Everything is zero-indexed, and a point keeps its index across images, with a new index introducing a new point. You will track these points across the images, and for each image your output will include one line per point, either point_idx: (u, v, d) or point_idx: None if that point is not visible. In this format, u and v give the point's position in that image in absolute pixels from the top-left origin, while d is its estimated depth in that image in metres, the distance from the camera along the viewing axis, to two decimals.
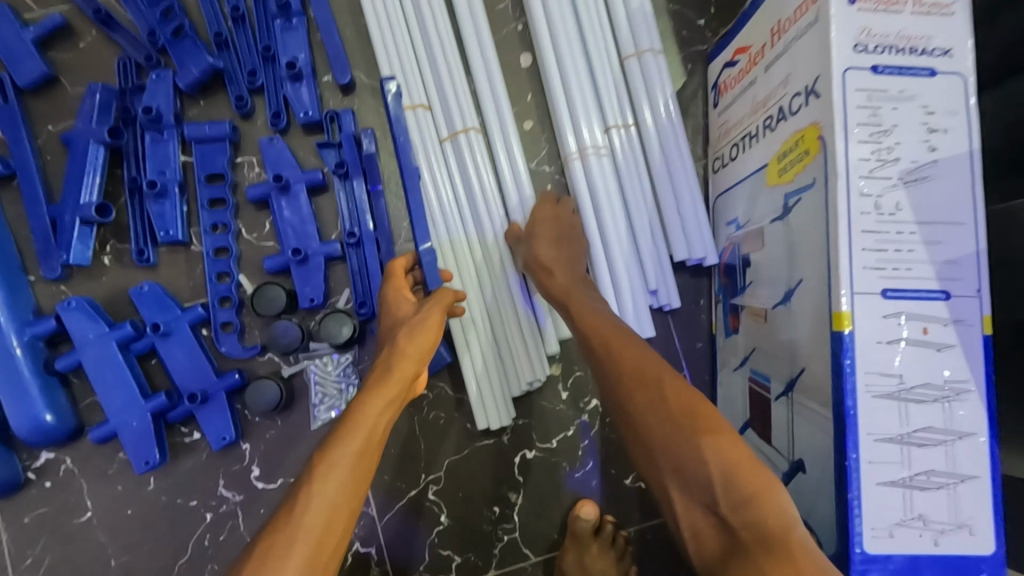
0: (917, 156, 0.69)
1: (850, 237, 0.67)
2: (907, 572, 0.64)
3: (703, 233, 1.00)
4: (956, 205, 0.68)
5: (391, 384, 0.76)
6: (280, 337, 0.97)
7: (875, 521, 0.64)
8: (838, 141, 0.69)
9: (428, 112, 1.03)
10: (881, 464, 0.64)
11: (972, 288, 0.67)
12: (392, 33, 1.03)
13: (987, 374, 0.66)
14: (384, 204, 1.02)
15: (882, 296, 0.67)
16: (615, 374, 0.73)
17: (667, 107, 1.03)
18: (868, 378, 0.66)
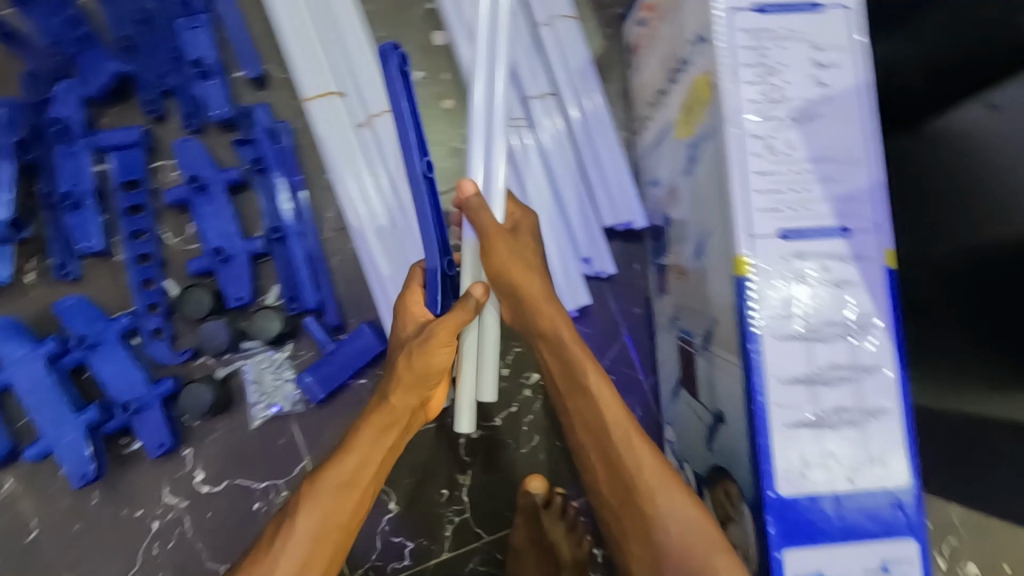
0: (808, 95, 0.67)
1: (743, 181, 0.66)
2: (824, 511, 0.63)
3: (627, 195, 1.00)
4: (848, 140, 0.67)
5: (390, 417, 0.74)
6: (211, 338, 0.97)
7: (786, 463, 0.63)
8: (725, 85, 0.67)
9: (342, 99, 1.02)
10: (789, 407, 0.64)
11: (871, 223, 0.66)
12: (298, 23, 1.01)
13: (891, 306, 0.65)
14: (305, 194, 1.02)
15: (783, 239, 0.66)
16: (629, 479, 0.71)
17: (584, 72, 1.01)
18: (772, 321, 0.65)
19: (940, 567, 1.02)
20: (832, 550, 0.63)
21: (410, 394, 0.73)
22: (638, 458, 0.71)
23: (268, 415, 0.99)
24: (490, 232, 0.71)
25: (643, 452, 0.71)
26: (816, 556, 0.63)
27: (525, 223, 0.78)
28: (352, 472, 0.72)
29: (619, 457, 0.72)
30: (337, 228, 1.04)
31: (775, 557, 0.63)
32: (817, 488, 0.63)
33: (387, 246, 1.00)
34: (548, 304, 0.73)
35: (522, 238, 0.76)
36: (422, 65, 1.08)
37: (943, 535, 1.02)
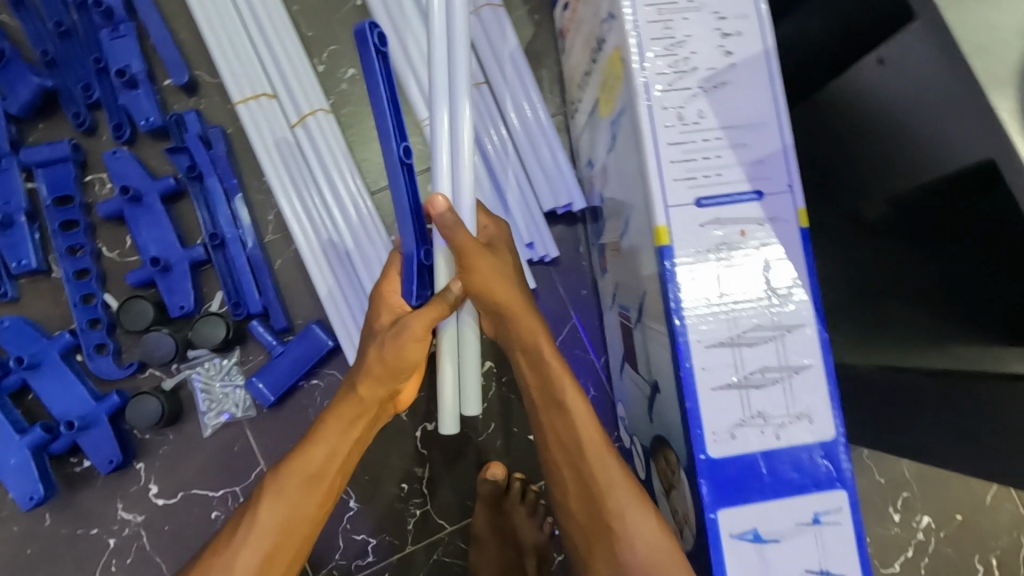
0: (715, 63, 0.68)
1: (657, 152, 0.68)
2: (754, 470, 0.65)
3: (564, 178, 1.01)
4: (757, 106, 0.68)
5: (355, 411, 0.73)
6: (155, 349, 0.95)
7: (714, 425, 0.65)
8: (633, 60, 0.68)
9: (274, 101, 1.01)
10: (714, 369, 0.65)
11: (783, 185, 0.67)
12: (223, 27, 1.01)
13: (807, 265, 0.67)
14: (242, 198, 1.01)
15: (698, 206, 0.67)
16: (596, 490, 0.70)
17: (514, 59, 1.01)
18: (693, 287, 0.66)
19: (896, 521, 1.04)
20: (764, 506, 0.64)
21: (378, 388, 0.72)
22: (608, 475, 0.70)
23: (221, 423, 0.98)
24: (470, 249, 0.68)
25: (614, 470, 0.70)
26: (749, 513, 0.64)
27: (501, 240, 0.77)
28: (319, 466, 0.72)
29: (588, 470, 0.71)
30: (279, 230, 1.04)
31: (709, 518, 0.64)
32: (747, 447, 0.65)
33: (328, 244, 0.99)
34: (529, 318, 0.72)
35: (500, 254, 0.74)
36: (354, 61, 1.07)
37: (898, 490, 1.05)
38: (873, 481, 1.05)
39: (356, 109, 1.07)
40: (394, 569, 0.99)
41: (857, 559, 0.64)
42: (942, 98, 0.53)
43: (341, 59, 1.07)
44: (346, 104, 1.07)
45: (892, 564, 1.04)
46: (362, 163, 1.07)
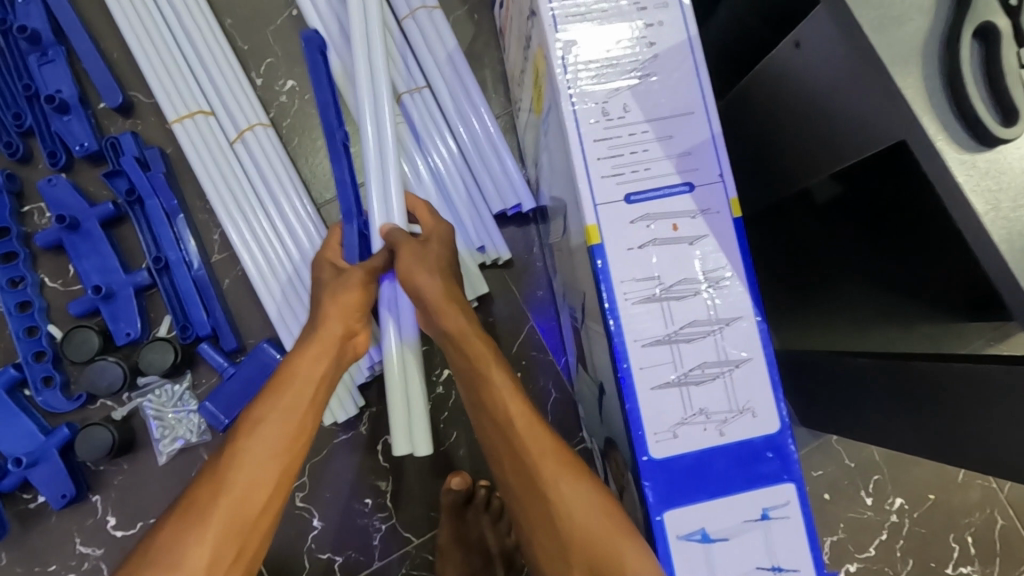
0: (638, 52, 0.67)
1: (582, 149, 0.66)
2: (698, 468, 0.63)
3: (511, 179, 0.98)
4: (683, 96, 0.67)
5: (313, 347, 0.72)
6: (103, 379, 0.94)
7: (655, 425, 0.63)
8: (554, 56, 0.67)
9: (210, 118, 0.99)
10: (653, 367, 0.64)
11: (713, 174, 0.66)
12: (153, 45, 0.98)
13: (741, 256, 0.65)
14: (185, 219, 0.98)
15: (627, 202, 0.66)
16: (534, 461, 0.68)
17: (452, 60, 0.99)
18: (625, 286, 0.64)
19: (869, 504, 1.04)
20: (711, 505, 0.63)
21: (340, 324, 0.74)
22: (542, 445, 0.68)
23: (175, 449, 0.96)
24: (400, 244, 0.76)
25: (548, 441, 0.69)
26: (697, 513, 0.63)
27: (437, 236, 0.80)
28: (290, 401, 0.68)
29: (522, 442, 0.69)
30: (225, 250, 1.02)
31: (655, 520, 0.62)
32: (689, 445, 0.63)
33: (273, 262, 0.97)
34: (451, 309, 0.74)
35: (431, 248, 0.78)
36: (292, 73, 1.05)
37: (869, 473, 1.04)
38: (843, 466, 1.04)
39: (297, 122, 1.05)
40: None
41: (806, 553, 0.63)
42: (857, 80, 0.52)
43: (278, 72, 1.05)
44: (286, 117, 1.05)
45: (868, 549, 1.03)
46: (308, 176, 1.05)
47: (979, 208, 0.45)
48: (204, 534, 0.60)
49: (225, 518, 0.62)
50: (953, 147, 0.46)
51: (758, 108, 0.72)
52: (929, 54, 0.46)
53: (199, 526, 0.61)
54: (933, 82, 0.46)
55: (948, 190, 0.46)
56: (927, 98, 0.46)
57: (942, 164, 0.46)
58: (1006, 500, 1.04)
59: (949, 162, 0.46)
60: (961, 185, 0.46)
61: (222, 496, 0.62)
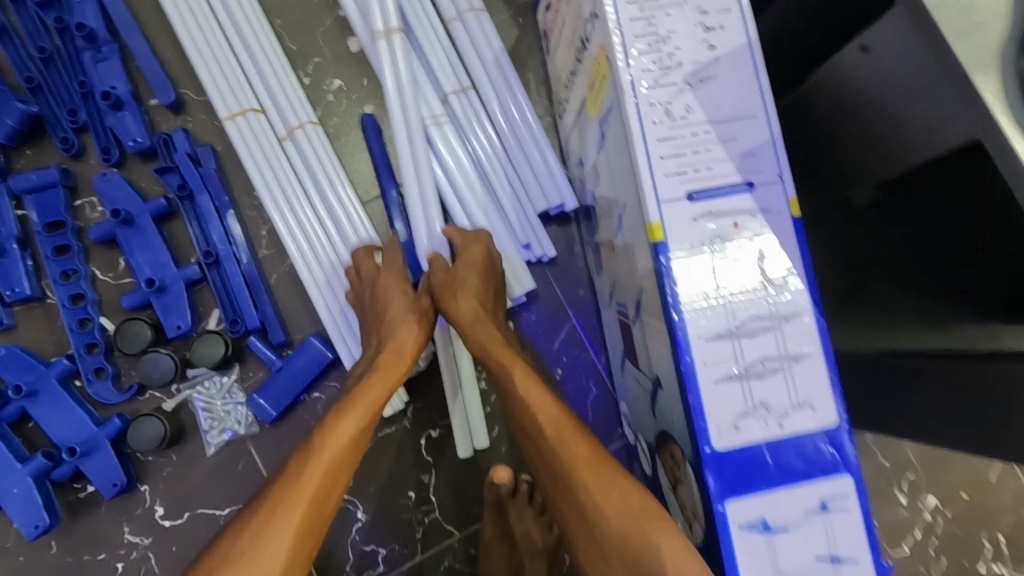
0: (700, 55, 0.69)
1: (646, 149, 0.68)
2: (759, 461, 0.65)
3: (555, 177, 1.00)
4: (743, 98, 0.68)
5: (386, 371, 0.78)
6: (154, 371, 0.95)
7: (717, 417, 0.65)
8: (618, 58, 0.69)
9: (261, 116, 1.01)
10: (715, 361, 0.65)
11: (775, 175, 0.67)
12: (207, 44, 1.00)
13: (801, 253, 0.67)
14: (234, 214, 1.00)
15: (690, 200, 0.67)
16: (568, 463, 0.70)
17: (499, 62, 1.01)
18: (689, 282, 0.66)
19: (903, 503, 1.05)
20: (770, 497, 0.64)
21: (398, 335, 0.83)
22: (576, 448, 0.70)
23: (224, 441, 0.98)
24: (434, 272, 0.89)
25: (581, 442, 0.71)
26: (756, 504, 0.64)
27: (471, 257, 0.89)
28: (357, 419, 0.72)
29: (557, 444, 0.71)
30: (272, 245, 1.04)
31: (717, 511, 0.64)
32: (750, 438, 0.65)
33: (322, 256, 0.98)
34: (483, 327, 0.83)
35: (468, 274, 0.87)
36: (339, 73, 1.07)
37: (903, 472, 1.06)
38: (877, 465, 1.06)
39: (343, 121, 1.07)
40: None
41: (863, 544, 0.64)
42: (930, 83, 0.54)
43: (326, 71, 1.07)
44: (333, 115, 1.07)
45: (901, 547, 1.04)
46: (353, 174, 1.07)
47: None
48: (275, 535, 0.62)
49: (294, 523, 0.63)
50: None
51: (830, 104, 0.72)
52: (1007, 59, 0.48)
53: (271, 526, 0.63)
54: (1009, 85, 0.48)
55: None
56: (1004, 102, 0.48)
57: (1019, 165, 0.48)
58: None
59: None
60: None
61: (295, 500, 0.65)
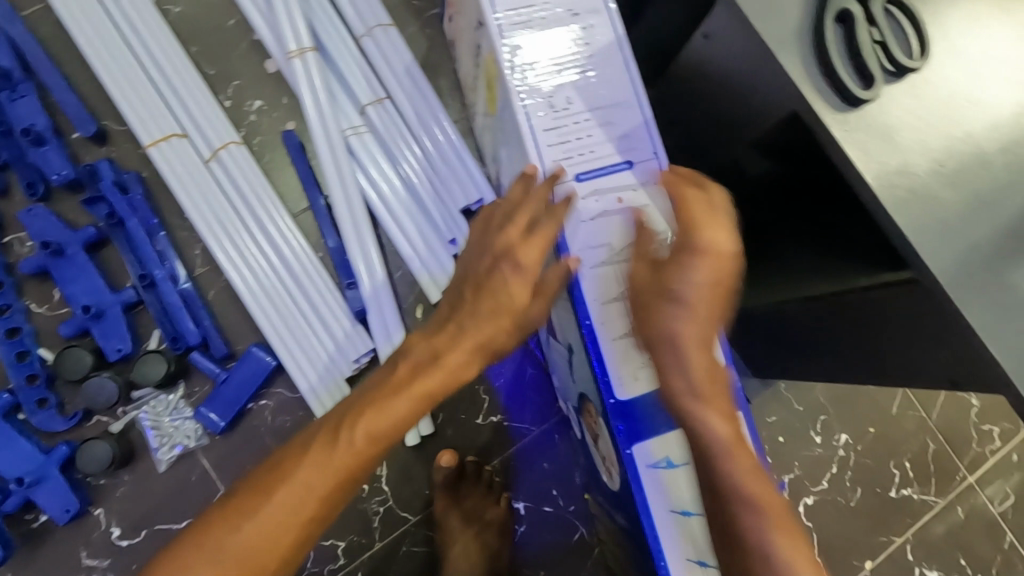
0: (573, 51, 0.77)
1: (534, 137, 0.75)
2: (661, 406, 0.72)
3: (469, 173, 1.07)
4: (618, 88, 0.77)
5: (426, 376, 0.65)
6: (98, 395, 0.97)
7: (620, 370, 0.72)
8: (502, 60, 0.76)
9: (185, 139, 1.05)
10: (615, 321, 0.73)
11: (648, 152, 0.76)
12: (124, 75, 1.03)
13: (678, 221, 0.75)
14: (165, 236, 1.03)
15: (578, 180, 0.75)
16: (689, 376, 0.67)
17: (409, 71, 1.08)
18: (585, 253, 0.74)
19: (819, 442, 1.15)
20: (670, 437, 0.72)
21: (488, 325, 0.67)
22: (703, 362, 0.68)
23: (174, 456, 1.01)
24: (484, 235, 0.74)
25: (705, 355, 0.68)
26: (659, 445, 0.72)
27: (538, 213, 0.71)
28: (378, 434, 0.62)
29: (688, 355, 0.68)
30: (207, 263, 1.07)
31: (625, 454, 0.71)
32: (650, 386, 0.73)
33: (256, 268, 1.03)
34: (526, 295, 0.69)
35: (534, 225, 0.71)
36: (259, 93, 1.12)
37: (816, 414, 1.16)
38: (793, 410, 1.16)
39: (267, 138, 1.12)
40: (367, 567, 1.03)
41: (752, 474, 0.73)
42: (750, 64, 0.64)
43: (246, 93, 1.12)
44: (257, 134, 1.12)
45: (821, 482, 1.14)
46: (282, 188, 1.11)
47: (853, 156, 0.57)
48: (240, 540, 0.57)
49: (257, 535, 0.58)
50: (830, 111, 0.58)
51: (697, 88, 0.81)
52: (804, 37, 0.58)
53: (235, 526, 0.58)
54: (808, 58, 0.58)
55: (829, 143, 0.58)
56: (806, 73, 0.58)
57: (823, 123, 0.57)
58: (935, 426, 1.18)
59: (828, 123, 0.57)
60: (839, 139, 0.57)
61: (260, 510, 0.58)
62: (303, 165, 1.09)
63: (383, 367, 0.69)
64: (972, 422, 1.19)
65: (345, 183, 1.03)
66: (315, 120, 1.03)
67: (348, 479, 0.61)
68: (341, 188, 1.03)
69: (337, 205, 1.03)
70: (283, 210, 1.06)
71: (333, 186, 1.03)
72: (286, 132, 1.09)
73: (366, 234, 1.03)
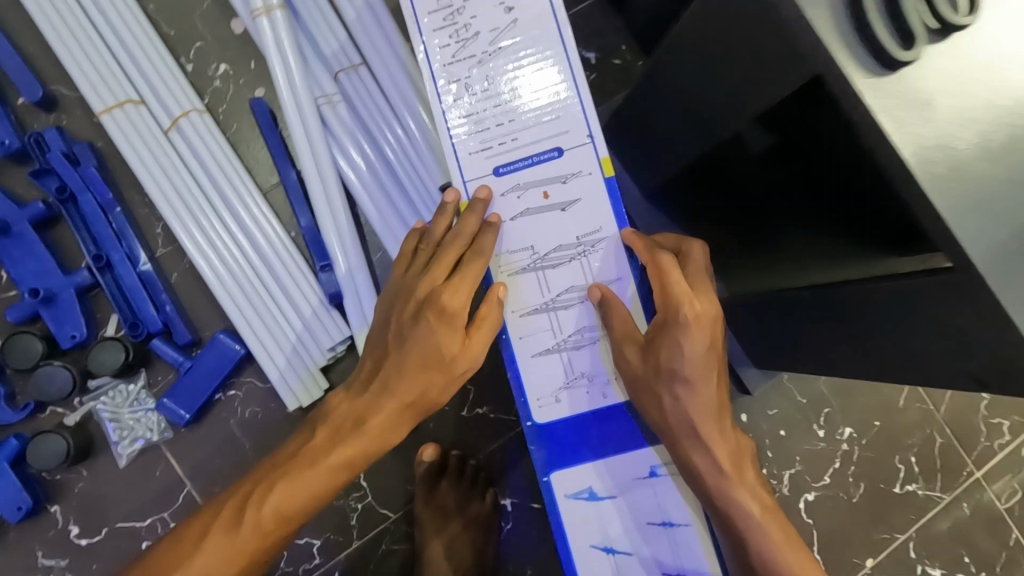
0: (500, 19, 0.67)
1: (448, 128, 0.68)
2: (588, 426, 0.67)
3: (417, 150, 0.97)
4: (549, 59, 0.67)
5: (351, 426, 0.63)
6: (50, 385, 0.90)
7: (538, 391, 0.67)
8: (414, 39, 0.68)
9: (141, 107, 0.95)
10: (531, 337, 0.67)
11: (583, 135, 0.67)
12: (72, 33, 0.93)
13: (613, 216, 0.67)
14: (123, 213, 0.95)
15: (497, 175, 0.67)
16: (691, 408, 0.61)
17: (381, 24, 0.96)
18: (501, 256, 0.67)
19: (821, 436, 1.10)
20: (614, 459, 0.66)
21: (414, 383, 0.62)
22: (707, 392, 0.61)
23: (136, 450, 0.94)
24: (405, 279, 0.67)
25: (710, 385, 0.61)
26: (583, 473, 0.66)
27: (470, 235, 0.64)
28: (302, 489, 0.61)
29: (692, 387, 0.60)
30: (170, 243, 0.99)
31: (544, 481, 0.67)
32: (571, 409, 0.67)
33: (222, 251, 0.95)
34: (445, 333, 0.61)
35: (456, 255, 0.64)
36: (224, 57, 1.02)
37: (819, 407, 1.10)
38: (795, 402, 1.10)
39: (233, 107, 1.02)
40: (345, 566, 0.98)
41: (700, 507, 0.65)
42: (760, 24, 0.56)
43: (210, 56, 1.02)
44: (222, 103, 1.02)
45: (823, 477, 1.09)
46: (250, 162, 1.03)
47: (886, 128, 0.49)
48: None
49: None
50: (862, 74, 0.50)
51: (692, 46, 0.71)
52: None
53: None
54: (838, 12, 0.50)
55: (861, 112, 0.50)
56: (834, 30, 0.50)
57: (853, 89, 0.49)
58: (943, 420, 1.12)
59: (859, 89, 0.49)
60: (871, 108, 0.49)
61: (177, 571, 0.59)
62: (271, 137, 0.98)
63: (305, 429, 0.66)
64: (982, 415, 1.14)
65: (317, 158, 0.95)
66: (283, 85, 0.94)
67: (257, 551, 0.60)
68: (313, 164, 0.96)
69: (309, 181, 0.95)
70: (251, 185, 0.97)
71: (306, 161, 0.95)
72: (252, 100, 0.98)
73: (340, 214, 0.95)
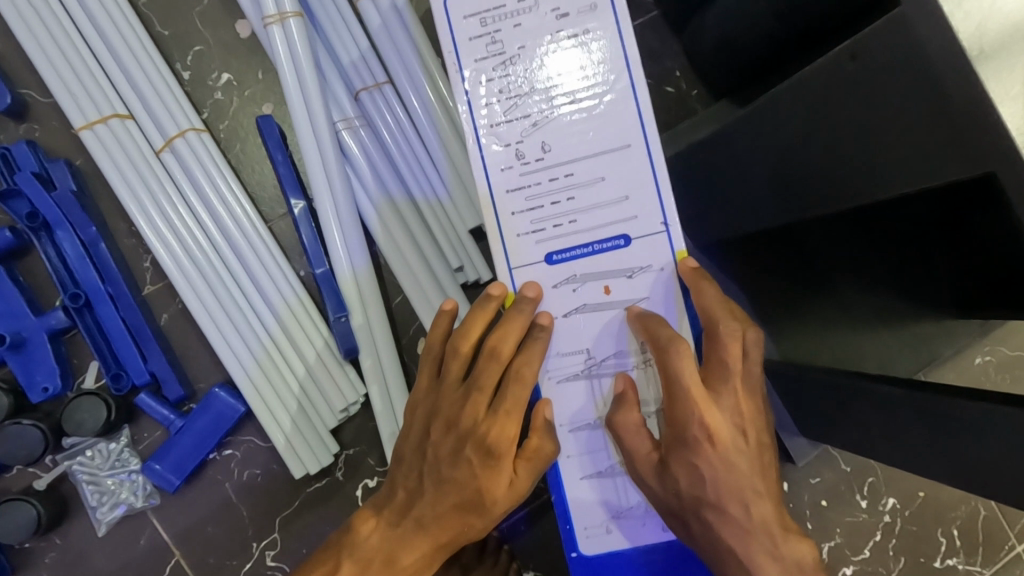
0: (563, 73, 0.56)
1: (494, 202, 0.57)
2: (641, 563, 0.58)
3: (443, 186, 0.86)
4: (620, 124, 0.56)
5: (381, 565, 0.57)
6: (18, 446, 0.78)
7: (587, 519, 0.58)
8: (457, 90, 0.57)
9: (132, 123, 0.82)
10: (581, 457, 0.57)
11: (657, 223, 0.56)
12: (48, 32, 0.79)
13: (687, 320, 0.57)
14: (108, 248, 0.82)
15: (549, 263, 0.57)
16: (719, 512, 0.51)
17: (411, 39, 0.84)
18: (551, 363, 0.57)
19: (863, 507, 1.03)
20: None
21: (449, 524, 0.57)
22: (731, 488, 0.51)
23: (117, 517, 0.83)
24: (438, 394, 0.59)
25: (732, 479, 0.51)
26: None
27: (518, 349, 0.56)
28: None
29: (712, 492, 0.51)
30: (160, 279, 0.86)
31: None
32: (624, 541, 0.58)
33: (220, 294, 0.82)
34: (494, 471, 0.55)
35: (499, 374, 0.56)
36: (226, 64, 0.89)
37: (863, 476, 1.03)
38: (838, 471, 1.03)
39: (236, 125, 0.89)
40: None
41: None
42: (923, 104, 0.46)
43: (210, 63, 0.89)
44: (222, 118, 0.89)
45: (863, 551, 1.03)
46: (253, 188, 0.90)
47: None
48: None
49: None
50: None
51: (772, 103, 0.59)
52: None
53: None
54: None
55: None
56: None
57: None
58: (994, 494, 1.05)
59: None
60: None
61: None
62: (281, 162, 0.84)
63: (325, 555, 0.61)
64: None
65: (334, 193, 0.82)
66: (296, 101, 0.81)
67: None
68: (328, 197, 0.82)
69: (322, 217, 0.83)
70: (256, 218, 0.84)
71: (320, 195, 0.82)
72: (260, 118, 0.84)
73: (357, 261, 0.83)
